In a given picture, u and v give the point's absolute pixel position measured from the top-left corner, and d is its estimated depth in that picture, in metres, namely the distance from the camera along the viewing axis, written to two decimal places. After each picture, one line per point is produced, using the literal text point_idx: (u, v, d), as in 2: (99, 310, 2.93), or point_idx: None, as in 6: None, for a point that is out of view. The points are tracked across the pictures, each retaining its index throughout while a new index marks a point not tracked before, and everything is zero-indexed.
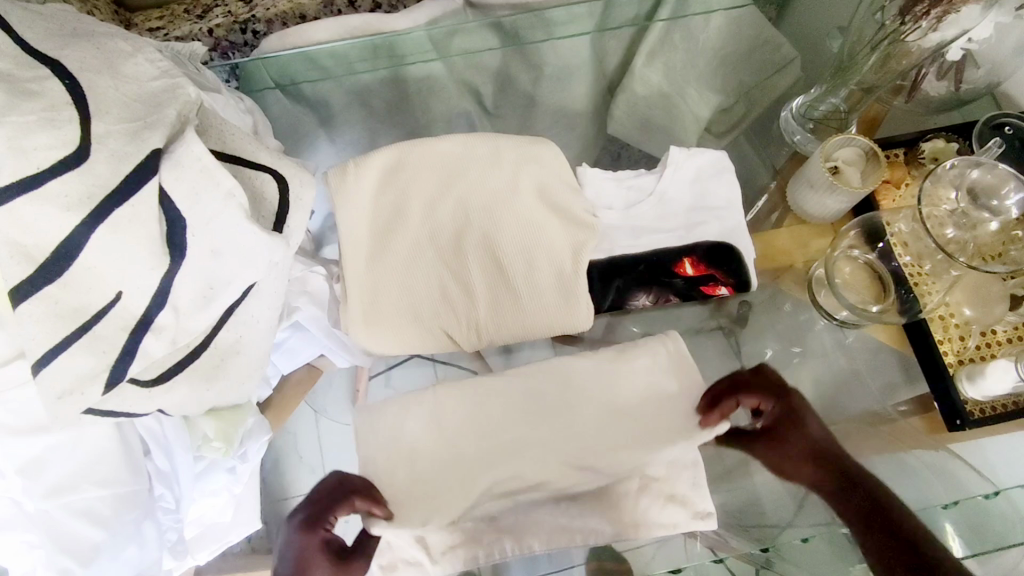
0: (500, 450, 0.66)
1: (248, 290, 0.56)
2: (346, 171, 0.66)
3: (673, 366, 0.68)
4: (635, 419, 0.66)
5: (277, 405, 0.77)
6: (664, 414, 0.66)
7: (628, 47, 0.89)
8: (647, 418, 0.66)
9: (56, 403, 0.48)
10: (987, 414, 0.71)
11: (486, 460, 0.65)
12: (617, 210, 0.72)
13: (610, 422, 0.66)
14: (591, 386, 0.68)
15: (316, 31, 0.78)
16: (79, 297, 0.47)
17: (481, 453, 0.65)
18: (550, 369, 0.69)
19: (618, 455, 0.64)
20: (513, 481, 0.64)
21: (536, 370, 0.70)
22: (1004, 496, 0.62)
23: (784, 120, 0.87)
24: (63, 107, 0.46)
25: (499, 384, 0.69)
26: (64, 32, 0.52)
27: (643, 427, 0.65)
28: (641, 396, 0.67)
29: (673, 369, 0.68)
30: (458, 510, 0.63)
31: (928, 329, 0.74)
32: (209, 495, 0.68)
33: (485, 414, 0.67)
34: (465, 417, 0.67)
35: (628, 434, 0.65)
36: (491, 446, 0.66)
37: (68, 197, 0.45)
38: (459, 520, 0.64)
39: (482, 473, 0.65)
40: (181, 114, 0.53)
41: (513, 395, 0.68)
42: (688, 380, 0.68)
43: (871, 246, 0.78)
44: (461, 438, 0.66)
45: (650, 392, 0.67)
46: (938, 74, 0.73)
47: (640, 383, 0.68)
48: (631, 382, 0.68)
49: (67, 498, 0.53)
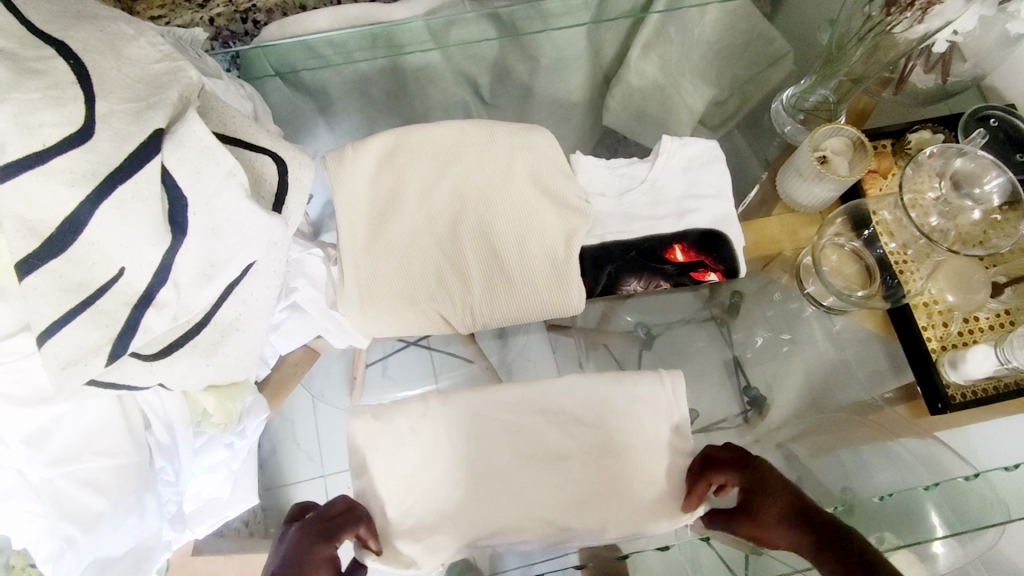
0: (496, 476, 0.69)
1: (248, 268, 0.58)
2: (345, 156, 0.69)
3: (668, 406, 0.71)
4: (627, 455, 0.69)
5: (275, 384, 0.79)
6: (654, 474, 0.68)
7: (623, 40, 0.91)
8: (637, 450, 0.69)
9: (60, 373, 0.49)
10: (968, 398, 0.73)
11: (482, 486, 0.68)
12: (609, 196, 0.74)
13: (604, 455, 0.69)
14: (586, 413, 0.71)
15: (315, 22, 0.79)
16: (82, 272, 0.48)
17: (473, 484, 0.68)
18: (548, 394, 0.72)
19: (609, 490, 0.68)
20: (508, 512, 0.67)
21: (532, 392, 0.72)
22: (985, 479, 0.64)
23: (775, 111, 0.88)
24: (68, 86, 0.47)
25: (498, 407, 0.72)
26: (67, 14, 0.53)
27: (633, 464, 0.69)
28: (634, 430, 0.70)
29: (665, 407, 0.71)
30: (458, 538, 0.66)
31: (911, 314, 0.76)
32: (208, 470, 0.70)
33: (484, 441, 0.70)
34: (463, 442, 0.70)
35: (619, 467, 0.69)
36: (488, 472, 0.69)
37: (72, 172, 0.46)
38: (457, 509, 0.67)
39: (465, 518, 0.67)
40: (183, 95, 0.54)
41: (511, 423, 0.71)
42: (681, 430, 0.70)
43: (856, 233, 0.79)
44: (460, 461, 0.69)
45: (642, 427, 0.70)
46: (925, 66, 0.75)
47: (632, 415, 0.71)
48: (625, 415, 0.71)
49: (70, 468, 0.54)
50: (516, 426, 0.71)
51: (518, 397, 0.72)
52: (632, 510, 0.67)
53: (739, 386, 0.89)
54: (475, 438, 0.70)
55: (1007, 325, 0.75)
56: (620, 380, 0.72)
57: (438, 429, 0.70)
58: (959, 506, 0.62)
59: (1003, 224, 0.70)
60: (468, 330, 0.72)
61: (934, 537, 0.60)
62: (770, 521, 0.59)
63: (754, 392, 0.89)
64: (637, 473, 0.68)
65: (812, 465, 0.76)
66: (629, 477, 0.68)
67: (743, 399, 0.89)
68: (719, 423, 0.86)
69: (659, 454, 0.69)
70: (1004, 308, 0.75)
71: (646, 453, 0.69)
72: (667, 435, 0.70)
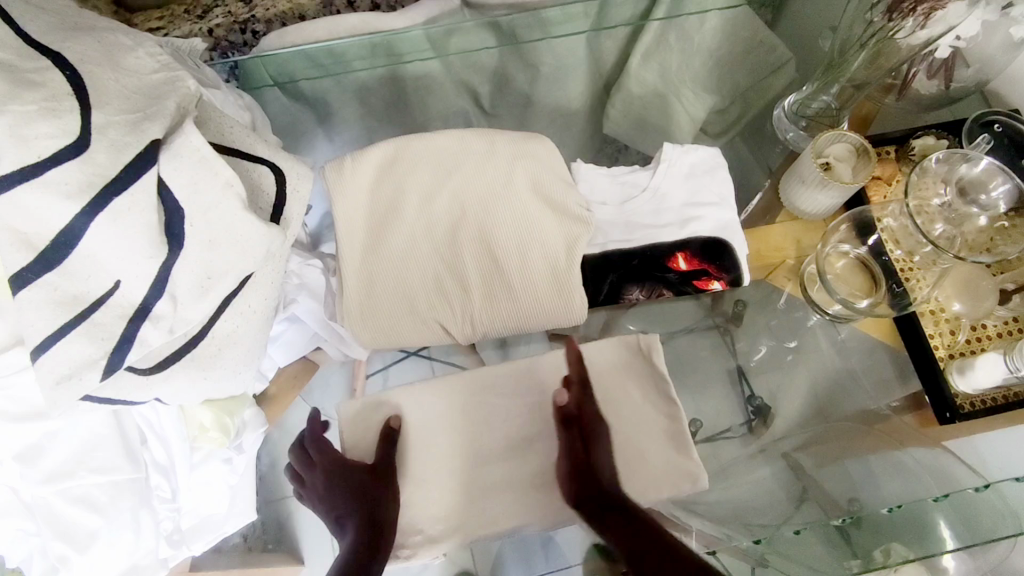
0: (495, 458, 0.75)
1: (244, 280, 0.56)
2: (344, 166, 0.69)
3: (645, 367, 0.78)
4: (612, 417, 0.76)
5: (274, 396, 0.80)
6: (642, 435, 0.75)
7: (623, 47, 0.89)
8: (630, 422, 0.76)
9: (53, 388, 0.48)
10: (978, 407, 0.72)
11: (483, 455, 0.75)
12: (611, 204, 0.73)
13: None
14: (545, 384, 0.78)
15: (314, 31, 0.79)
16: (78, 285, 0.47)
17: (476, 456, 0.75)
18: (515, 367, 0.78)
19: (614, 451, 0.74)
20: (520, 492, 0.74)
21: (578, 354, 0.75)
22: (994, 488, 0.63)
23: (778, 118, 0.87)
24: (65, 99, 0.46)
25: (476, 379, 0.78)
26: (66, 26, 0.52)
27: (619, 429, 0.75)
28: (618, 399, 0.77)
29: (648, 366, 0.78)
30: (471, 506, 0.74)
31: (918, 322, 0.75)
32: (204, 484, 0.69)
33: (466, 419, 0.77)
34: (458, 425, 0.76)
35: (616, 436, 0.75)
36: (484, 454, 0.75)
37: (69, 184, 0.44)
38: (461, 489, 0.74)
39: (475, 483, 0.74)
40: (181, 106, 0.54)
41: (492, 405, 0.77)
42: (663, 396, 0.77)
43: (862, 241, 0.79)
44: (463, 433, 0.76)
45: (630, 398, 0.77)
46: (928, 72, 0.73)
47: (620, 388, 0.77)
48: (612, 387, 0.77)
49: (63, 485, 0.54)
50: (500, 392, 0.78)
51: (481, 376, 0.78)
52: (630, 472, 0.74)
53: (742, 396, 0.91)
54: (470, 414, 0.77)
55: (1016, 333, 0.74)
56: (596, 348, 0.79)
57: (441, 405, 0.77)
58: (971, 519, 0.61)
59: (1011, 231, 0.69)
60: (468, 340, 0.71)
61: (945, 549, 0.59)
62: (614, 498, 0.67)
63: (757, 402, 0.90)
64: (639, 442, 0.75)
65: (815, 473, 0.80)
66: (627, 446, 0.75)
67: (747, 408, 0.90)
68: (724, 432, 0.88)
69: (651, 419, 0.76)
70: (1012, 315, 0.74)
71: (637, 424, 0.76)
72: (653, 402, 0.77)
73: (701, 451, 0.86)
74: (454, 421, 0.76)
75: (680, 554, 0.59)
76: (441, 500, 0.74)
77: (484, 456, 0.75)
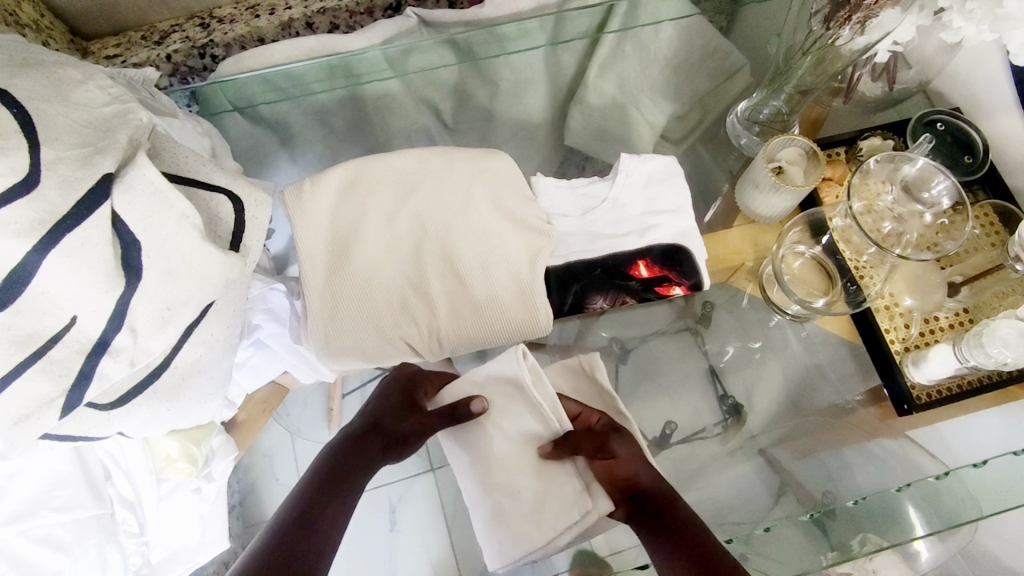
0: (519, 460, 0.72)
1: (206, 308, 0.57)
2: (303, 189, 0.69)
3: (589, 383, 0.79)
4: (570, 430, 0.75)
5: (243, 424, 0.80)
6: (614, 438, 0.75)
7: (581, 59, 0.91)
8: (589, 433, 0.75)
9: (11, 429, 0.47)
10: (934, 397, 0.74)
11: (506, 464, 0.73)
12: (572, 216, 0.74)
13: None
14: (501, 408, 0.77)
15: (271, 56, 0.79)
16: (33, 323, 0.46)
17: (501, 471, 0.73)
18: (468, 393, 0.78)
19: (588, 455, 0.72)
20: (546, 497, 0.69)
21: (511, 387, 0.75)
22: (954, 475, 0.64)
23: (731, 123, 0.90)
24: (11, 135, 0.45)
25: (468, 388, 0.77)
26: (12, 62, 0.52)
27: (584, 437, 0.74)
28: None
29: (592, 379, 0.79)
30: (513, 522, 0.71)
31: (874, 319, 0.77)
32: (175, 516, 0.70)
33: (500, 453, 0.73)
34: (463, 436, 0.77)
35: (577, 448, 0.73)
36: (499, 457, 0.73)
37: (18, 223, 0.43)
38: (505, 503, 0.72)
39: (513, 494, 0.71)
40: (133, 138, 0.54)
41: (512, 415, 0.73)
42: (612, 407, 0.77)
43: (815, 240, 0.82)
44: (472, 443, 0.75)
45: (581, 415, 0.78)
46: (872, 76, 0.76)
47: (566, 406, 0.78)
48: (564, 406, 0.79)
49: (25, 526, 0.53)
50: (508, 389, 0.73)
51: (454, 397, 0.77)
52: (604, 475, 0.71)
53: (716, 395, 0.93)
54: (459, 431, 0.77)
55: (966, 324, 0.76)
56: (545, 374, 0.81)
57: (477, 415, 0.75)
58: (932, 504, 0.63)
59: (952, 227, 0.73)
60: (436, 356, 0.72)
61: (913, 536, 0.61)
62: (658, 493, 0.64)
63: (731, 400, 0.92)
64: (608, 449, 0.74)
65: (790, 467, 0.82)
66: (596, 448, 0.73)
67: (721, 407, 0.92)
68: (699, 433, 0.90)
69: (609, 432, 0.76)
70: (962, 307, 0.76)
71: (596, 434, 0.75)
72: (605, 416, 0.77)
73: (679, 451, 0.88)
74: (487, 473, 0.74)
75: (707, 550, 0.56)
76: (503, 514, 0.72)
77: (502, 467, 0.73)
